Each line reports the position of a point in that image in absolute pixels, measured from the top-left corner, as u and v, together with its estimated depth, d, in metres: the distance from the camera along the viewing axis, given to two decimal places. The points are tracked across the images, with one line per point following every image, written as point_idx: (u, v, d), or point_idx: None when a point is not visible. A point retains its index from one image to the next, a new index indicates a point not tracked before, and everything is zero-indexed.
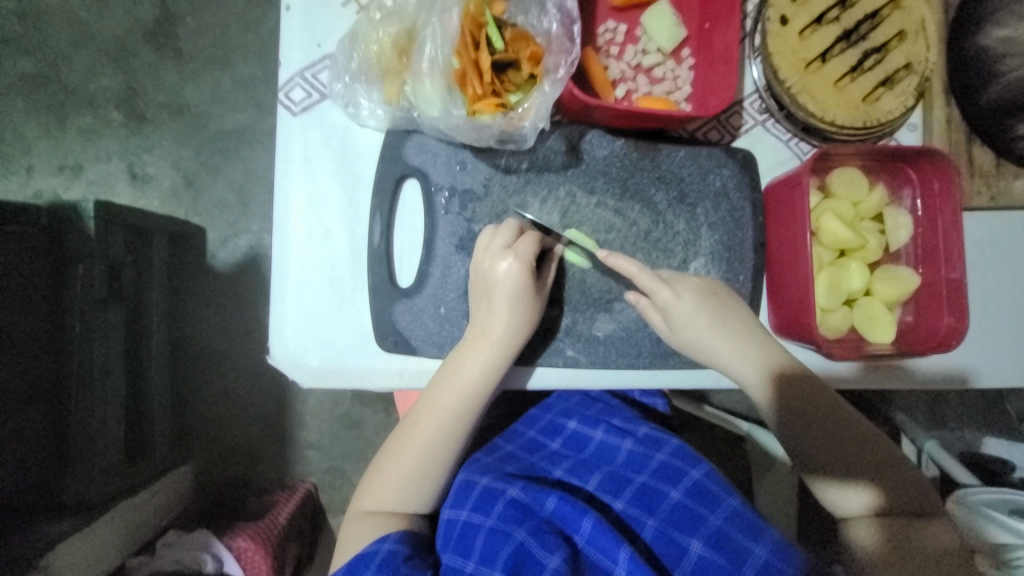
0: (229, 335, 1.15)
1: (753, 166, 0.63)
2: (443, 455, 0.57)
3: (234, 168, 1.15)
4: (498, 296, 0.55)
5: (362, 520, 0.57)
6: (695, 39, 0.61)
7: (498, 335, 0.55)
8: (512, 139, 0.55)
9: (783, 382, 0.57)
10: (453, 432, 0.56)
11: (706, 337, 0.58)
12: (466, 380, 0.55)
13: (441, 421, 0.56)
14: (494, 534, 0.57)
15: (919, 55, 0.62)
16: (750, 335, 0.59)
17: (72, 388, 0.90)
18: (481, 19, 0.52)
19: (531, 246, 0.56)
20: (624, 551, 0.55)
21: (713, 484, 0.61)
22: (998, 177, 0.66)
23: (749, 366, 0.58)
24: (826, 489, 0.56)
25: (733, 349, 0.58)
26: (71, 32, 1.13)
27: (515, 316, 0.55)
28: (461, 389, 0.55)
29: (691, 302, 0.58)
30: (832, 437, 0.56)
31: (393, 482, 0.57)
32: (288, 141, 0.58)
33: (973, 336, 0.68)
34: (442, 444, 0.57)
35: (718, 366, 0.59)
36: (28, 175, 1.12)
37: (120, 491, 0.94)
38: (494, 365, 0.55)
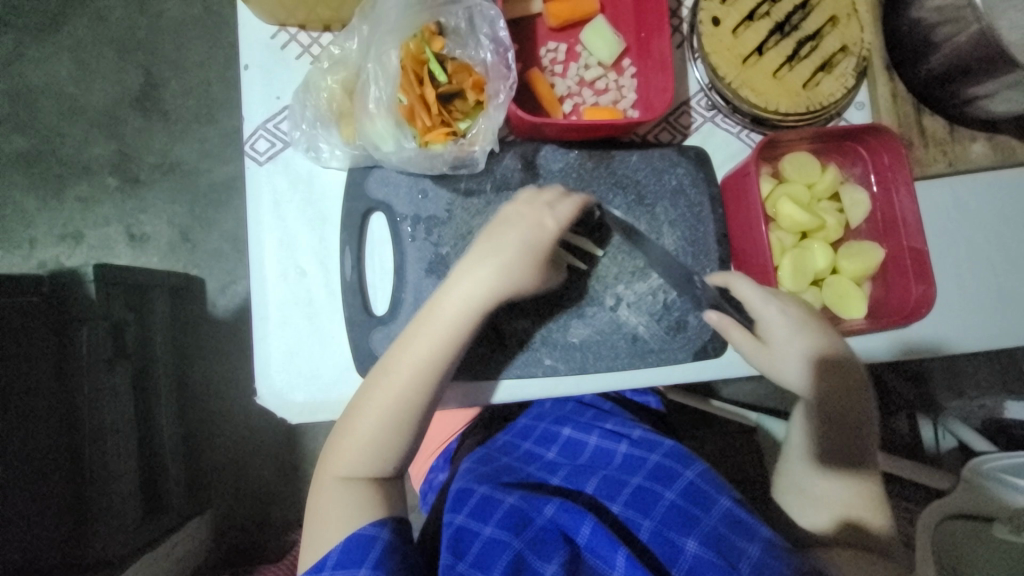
0: (234, 381, 1.18)
1: (707, 162, 0.65)
2: (419, 403, 0.54)
3: (227, 219, 1.19)
4: (500, 250, 0.55)
5: (335, 487, 0.54)
6: (635, 50, 0.64)
7: (491, 269, 0.55)
8: (465, 164, 0.58)
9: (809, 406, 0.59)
10: (427, 375, 0.54)
11: (785, 356, 0.58)
12: (446, 319, 0.55)
13: (417, 367, 0.54)
14: (490, 543, 0.57)
15: (854, 37, 0.64)
16: (831, 362, 0.58)
17: (85, 450, 0.91)
18: (422, 57, 0.56)
19: (572, 209, 0.57)
20: (622, 553, 0.55)
21: (706, 484, 0.62)
22: (954, 143, 0.67)
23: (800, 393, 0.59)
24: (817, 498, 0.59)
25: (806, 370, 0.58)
26: (61, 107, 1.19)
27: (509, 254, 0.55)
28: (439, 329, 0.55)
29: (790, 323, 0.57)
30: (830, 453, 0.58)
31: (372, 442, 0.54)
32: (258, 190, 0.60)
33: (956, 302, 0.67)
34: (415, 389, 0.54)
35: (789, 385, 0.59)
36: (30, 247, 1.17)
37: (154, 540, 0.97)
38: (477, 298, 0.55)
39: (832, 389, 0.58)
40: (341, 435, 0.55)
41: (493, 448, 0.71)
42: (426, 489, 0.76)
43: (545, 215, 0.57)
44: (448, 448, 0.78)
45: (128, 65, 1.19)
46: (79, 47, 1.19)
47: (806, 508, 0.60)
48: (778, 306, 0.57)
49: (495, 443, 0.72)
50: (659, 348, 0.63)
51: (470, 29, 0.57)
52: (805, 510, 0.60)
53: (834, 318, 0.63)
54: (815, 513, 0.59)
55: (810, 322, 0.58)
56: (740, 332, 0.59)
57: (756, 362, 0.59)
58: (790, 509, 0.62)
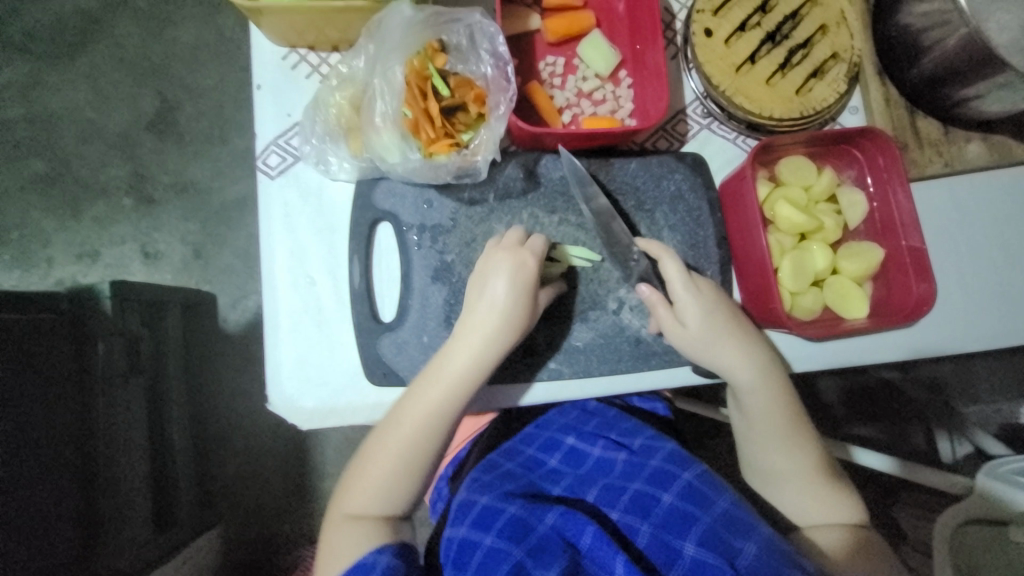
0: (245, 395, 1.19)
1: (704, 167, 0.66)
2: (429, 451, 0.57)
3: (238, 236, 1.23)
4: (493, 304, 0.57)
5: (345, 524, 0.56)
6: (631, 62, 0.66)
7: (490, 326, 0.57)
8: (469, 173, 0.60)
9: (770, 395, 0.61)
10: (438, 428, 0.57)
11: (712, 340, 0.59)
12: (453, 377, 0.56)
13: (427, 417, 0.56)
14: (490, 554, 0.57)
15: (844, 44, 0.65)
16: (754, 342, 0.61)
17: (99, 467, 0.93)
18: (425, 73, 0.59)
19: (542, 244, 0.60)
20: (621, 559, 0.55)
21: (704, 484, 0.62)
22: (949, 144, 0.68)
23: (752, 380, 0.60)
24: (808, 497, 0.61)
25: (735, 354, 0.60)
26: (80, 131, 1.24)
27: (506, 305, 0.57)
28: (446, 387, 0.56)
29: (708, 300, 0.60)
30: (806, 444, 0.62)
31: (382, 483, 0.56)
32: (269, 203, 0.63)
33: (959, 300, 0.67)
34: (426, 438, 0.56)
35: (719, 371, 0.61)
36: (49, 266, 1.21)
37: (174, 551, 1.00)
38: (483, 355, 0.57)
39: (761, 371, 0.60)
40: (355, 474, 0.58)
41: (495, 455, 0.72)
42: (435, 497, 0.77)
43: (522, 251, 0.58)
44: (458, 457, 0.78)
45: (144, 90, 1.24)
46: (98, 74, 1.25)
47: (779, 498, 0.62)
48: (694, 289, 0.60)
49: (499, 451, 0.73)
50: (662, 350, 0.64)
51: (471, 45, 0.59)
52: (778, 502, 0.62)
53: (837, 318, 0.63)
54: (789, 504, 0.61)
55: (725, 302, 0.61)
56: (668, 314, 0.60)
57: (684, 348, 0.61)
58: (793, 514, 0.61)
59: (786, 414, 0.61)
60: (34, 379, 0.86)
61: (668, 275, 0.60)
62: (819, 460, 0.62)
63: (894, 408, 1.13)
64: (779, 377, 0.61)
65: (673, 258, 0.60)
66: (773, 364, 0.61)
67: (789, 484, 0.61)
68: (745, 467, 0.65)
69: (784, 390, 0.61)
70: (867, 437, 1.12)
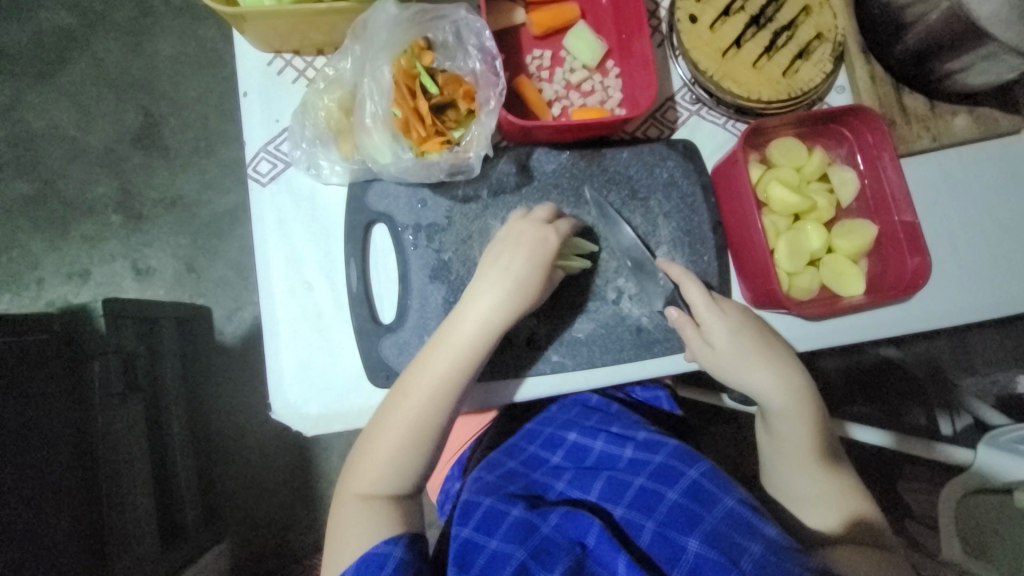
0: (246, 408, 1.19)
1: (695, 154, 0.67)
2: (435, 421, 0.56)
3: (230, 247, 1.22)
4: (500, 273, 0.57)
5: (355, 504, 0.55)
6: (617, 51, 0.66)
7: (499, 295, 0.57)
8: (461, 171, 0.60)
9: (799, 413, 0.61)
10: (442, 399, 0.56)
11: (741, 361, 0.60)
12: (462, 344, 0.56)
13: (435, 387, 0.56)
14: (495, 556, 0.57)
15: (828, 25, 0.66)
16: (784, 363, 0.61)
17: (104, 485, 0.93)
18: (413, 71, 0.58)
19: (569, 228, 0.61)
20: (622, 559, 0.56)
21: (710, 483, 0.61)
22: (936, 119, 0.68)
23: (781, 397, 0.61)
24: (833, 515, 0.60)
25: (764, 374, 0.60)
26: (63, 150, 1.22)
27: (523, 276, 0.57)
28: (453, 357, 0.56)
29: (736, 322, 0.61)
30: (831, 464, 0.62)
31: (390, 459, 0.56)
32: (262, 210, 0.62)
33: (952, 271, 0.68)
34: (433, 410, 0.56)
35: (748, 391, 0.61)
36: (39, 288, 1.19)
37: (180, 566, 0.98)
38: (496, 322, 0.57)
39: (791, 391, 0.61)
40: (362, 453, 0.56)
41: (497, 455, 0.72)
42: (442, 499, 0.77)
43: (550, 230, 0.59)
44: (460, 458, 0.78)
45: (127, 106, 1.23)
46: (79, 91, 1.23)
47: (814, 519, 0.61)
48: (720, 311, 0.61)
49: (500, 448, 0.73)
50: (663, 338, 0.64)
51: (458, 42, 0.59)
52: (812, 522, 0.62)
53: (834, 296, 0.64)
54: (825, 523, 0.61)
55: (753, 324, 0.62)
56: (695, 335, 0.61)
57: (713, 368, 0.61)
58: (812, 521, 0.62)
59: (817, 433, 0.62)
60: (33, 401, 0.85)
61: (695, 299, 0.61)
62: (850, 478, 0.62)
63: (892, 385, 1.14)
64: (810, 396, 0.62)
65: (696, 282, 0.61)
66: (804, 385, 0.62)
67: (814, 503, 0.61)
68: (771, 488, 0.65)
69: (813, 409, 0.62)
70: (863, 414, 1.13)
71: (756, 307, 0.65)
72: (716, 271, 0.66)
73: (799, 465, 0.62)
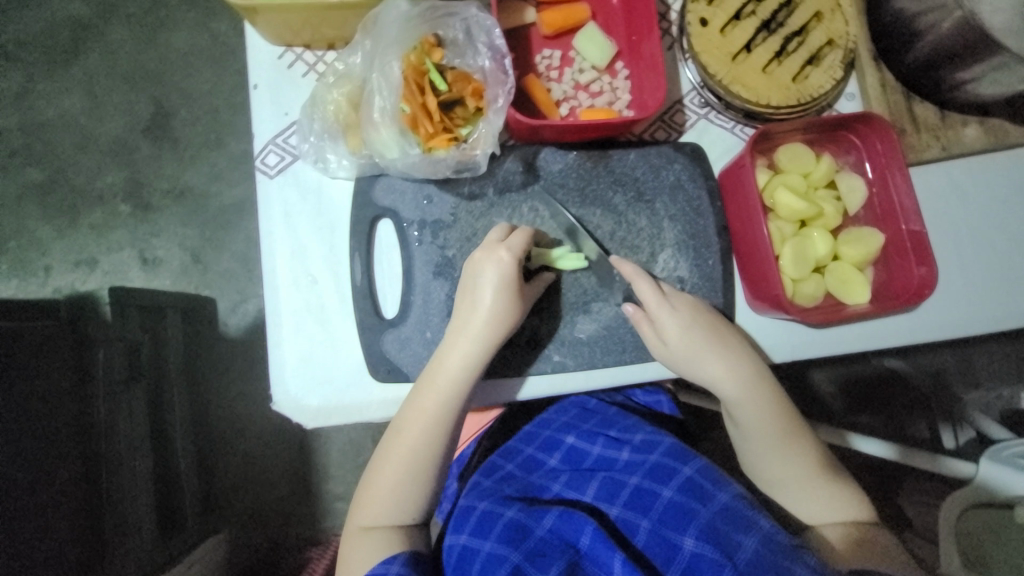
0: (247, 399, 1.19)
1: (703, 157, 0.67)
2: (431, 457, 0.58)
3: (236, 240, 1.22)
4: (474, 309, 0.58)
5: (359, 536, 0.57)
6: (627, 53, 0.66)
7: (474, 330, 0.58)
8: (468, 167, 0.61)
9: (754, 402, 0.62)
10: (437, 432, 0.58)
11: (695, 353, 0.61)
12: (445, 382, 0.58)
13: (427, 423, 0.57)
14: (490, 559, 0.58)
15: (839, 31, 0.66)
16: (738, 354, 0.62)
17: (104, 471, 0.94)
18: (423, 67, 0.58)
19: (523, 239, 0.59)
20: (618, 558, 0.56)
21: (704, 479, 0.61)
22: (946, 128, 0.68)
23: (735, 385, 0.61)
24: (809, 504, 0.61)
25: (717, 364, 0.61)
26: (75, 139, 1.23)
27: (493, 306, 0.58)
28: (438, 396, 0.57)
29: (689, 315, 0.61)
30: (801, 453, 0.62)
31: (391, 494, 0.58)
32: (269, 202, 0.63)
33: (960, 281, 0.68)
34: (427, 446, 0.58)
35: (704, 382, 0.62)
36: (46, 274, 1.20)
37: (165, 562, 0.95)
38: (473, 356, 0.58)
39: (742, 378, 0.61)
40: (366, 487, 0.59)
41: (495, 457, 0.72)
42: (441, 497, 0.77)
43: (499, 250, 0.58)
44: (460, 457, 0.77)
45: (139, 96, 1.24)
46: (92, 81, 1.24)
47: (791, 502, 0.62)
48: (672, 305, 0.61)
49: (500, 451, 0.73)
50: None
51: (468, 39, 0.59)
52: (789, 505, 0.62)
53: (839, 304, 0.63)
54: (803, 512, 0.61)
55: (705, 315, 0.62)
56: (652, 330, 0.61)
57: (671, 363, 0.62)
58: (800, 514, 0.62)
59: (776, 417, 0.62)
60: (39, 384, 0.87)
61: (647, 294, 0.61)
62: (819, 457, 0.63)
63: (895, 396, 1.13)
64: (764, 381, 0.62)
65: (647, 277, 0.61)
66: (764, 374, 0.62)
67: (787, 493, 0.62)
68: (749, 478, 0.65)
69: (772, 396, 0.62)
70: (863, 424, 1.13)
71: (760, 312, 0.65)
72: (720, 275, 0.66)
73: (766, 456, 0.62)
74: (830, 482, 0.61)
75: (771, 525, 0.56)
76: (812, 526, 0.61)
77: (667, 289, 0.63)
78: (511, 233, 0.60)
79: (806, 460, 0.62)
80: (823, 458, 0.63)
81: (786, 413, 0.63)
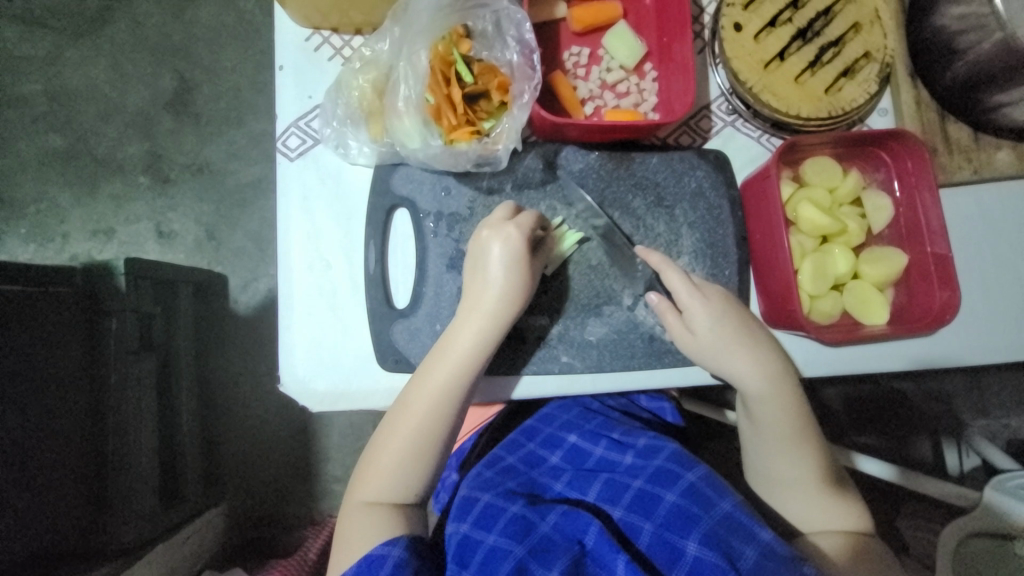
0: (253, 376, 1.21)
1: (726, 165, 0.65)
2: (435, 434, 0.57)
3: (251, 219, 1.23)
4: (474, 304, 0.58)
5: (360, 512, 0.57)
6: (656, 54, 0.65)
7: (487, 310, 0.57)
8: (488, 162, 0.60)
9: (775, 400, 0.61)
10: (442, 411, 0.57)
11: (722, 348, 0.60)
12: (455, 359, 0.57)
13: (434, 398, 0.57)
14: (493, 551, 0.58)
15: (877, 44, 0.64)
16: (766, 351, 0.61)
17: (110, 433, 0.94)
18: (450, 58, 0.58)
19: (530, 220, 0.59)
20: (622, 559, 0.56)
21: (708, 487, 0.60)
22: (979, 151, 0.66)
23: (758, 379, 0.60)
24: (811, 512, 0.61)
25: (745, 361, 0.60)
26: (99, 108, 1.24)
27: (504, 288, 0.57)
28: (435, 389, 0.57)
29: (717, 309, 0.60)
30: (812, 459, 0.62)
31: (394, 471, 0.58)
32: (288, 184, 0.63)
33: (977, 308, 0.66)
34: (433, 423, 0.57)
35: (726, 376, 0.61)
36: (64, 241, 1.22)
37: (151, 539, 0.95)
38: (481, 342, 0.57)
39: (770, 377, 0.60)
40: (369, 463, 0.59)
41: (497, 449, 0.72)
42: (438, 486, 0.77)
43: (508, 227, 0.58)
44: (461, 449, 0.77)
45: (163, 70, 1.25)
46: (118, 52, 1.25)
47: (787, 508, 0.62)
48: (704, 296, 0.60)
49: (502, 443, 0.73)
50: (677, 349, 0.64)
51: (497, 32, 0.59)
52: (785, 511, 0.62)
53: (854, 324, 0.62)
54: (802, 518, 0.61)
55: (737, 311, 0.61)
56: (677, 320, 0.61)
57: (696, 356, 0.61)
58: (798, 521, 0.62)
59: (795, 422, 0.61)
60: (44, 346, 0.87)
61: (676, 284, 0.60)
62: (824, 468, 0.62)
63: (900, 416, 1.12)
64: (791, 385, 0.61)
65: (675, 267, 0.60)
66: (787, 367, 0.62)
67: (790, 498, 0.62)
68: (753, 480, 0.65)
69: (793, 398, 0.61)
70: (861, 440, 1.11)
71: (774, 326, 0.64)
72: (736, 286, 0.65)
73: (776, 457, 0.62)
74: (835, 492, 0.61)
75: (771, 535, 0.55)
76: (803, 532, 0.61)
77: (696, 280, 0.62)
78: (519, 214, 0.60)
79: (816, 467, 0.62)
80: (832, 469, 0.63)
81: (806, 420, 0.62)
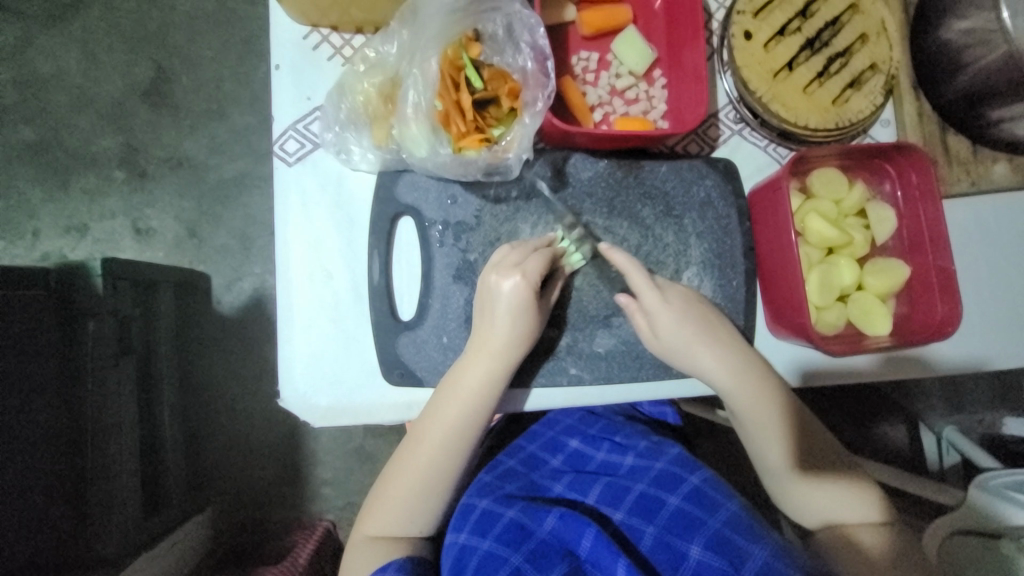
0: (239, 379, 1.17)
1: (735, 175, 0.65)
2: (446, 467, 0.58)
3: (234, 216, 1.18)
4: (493, 329, 0.57)
5: (363, 545, 0.58)
6: (666, 61, 0.64)
7: (494, 350, 0.57)
8: (498, 171, 0.58)
9: (746, 389, 0.60)
10: (455, 444, 0.58)
11: (687, 347, 0.60)
12: (466, 395, 0.57)
13: (442, 432, 0.57)
14: (490, 557, 0.57)
15: (883, 56, 0.64)
16: (729, 346, 0.61)
17: (89, 445, 0.87)
18: (459, 62, 0.56)
19: (541, 263, 0.58)
20: (621, 563, 0.55)
21: (712, 489, 0.61)
22: (977, 164, 0.67)
23: (725, 375, 0.60)
24: (819, 495, 0.60)
25: (710, 358, 0.60)
26: (70, 98, 1.18)
27: (513, 325, 0.57)
28: (452, 417, 0.57)
29: (678, 308, 0.60)
30: (803, 443, 0.62)
31: (402, 502, 0.59)
32: (287, 190, 0.60)
33: (966, 318, 0.68)
34: (445, 458, 0.58)
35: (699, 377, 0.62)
36: (35, 238, 1.15)
37: (140, 547, 0.92)
38: (492, 378, 0.57)
39: (738, 373, 0.60)
40: (378, 495, 0.60)
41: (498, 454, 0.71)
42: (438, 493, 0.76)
43: (516, 273, 0.56)
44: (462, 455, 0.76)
45: (139, 58, 1.18)
46: (91, 39, 1.18)
47: (794, 494, 0.61)
48: (665, 298, 0.60)
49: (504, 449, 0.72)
50: None
51: (508, 36, 0.57)
52: (794, 498, 0.61)
53: (859, 334, 0.63)
54: (811, 500, 0.61)
55: (697, 309, 0.61)
56: (644, 321, 0.61)
57: (666, 356, 0.62)
58: (806, 505, 0.61)
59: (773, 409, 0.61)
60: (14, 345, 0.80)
61: (637, 283, 0.60)
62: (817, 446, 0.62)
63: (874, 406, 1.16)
64: (762, 373, 0.61)
65: (640, 267, 0.60)
66: (756, 356, 0.62)
67: (795, 484, 0.61)
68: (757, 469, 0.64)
69: (767, 385, 0.61)
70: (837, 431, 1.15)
71: (779, 336, 0.64)
72: (743, 297, 0.65)
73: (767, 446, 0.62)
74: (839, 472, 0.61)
75: (776, 540, 0.57)
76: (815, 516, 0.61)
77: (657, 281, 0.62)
78: (532, 255, 0.58)
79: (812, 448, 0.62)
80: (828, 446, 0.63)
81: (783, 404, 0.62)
